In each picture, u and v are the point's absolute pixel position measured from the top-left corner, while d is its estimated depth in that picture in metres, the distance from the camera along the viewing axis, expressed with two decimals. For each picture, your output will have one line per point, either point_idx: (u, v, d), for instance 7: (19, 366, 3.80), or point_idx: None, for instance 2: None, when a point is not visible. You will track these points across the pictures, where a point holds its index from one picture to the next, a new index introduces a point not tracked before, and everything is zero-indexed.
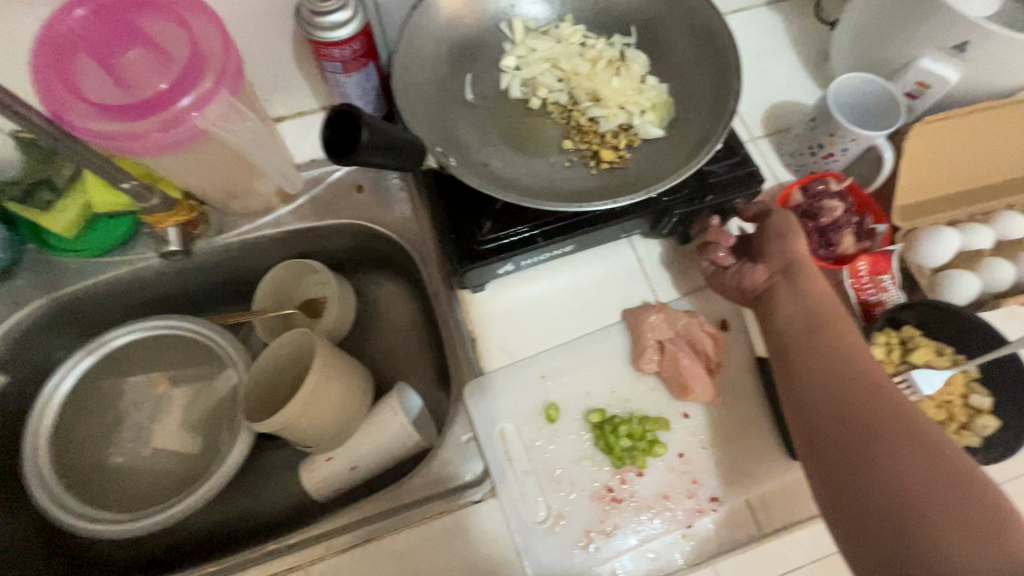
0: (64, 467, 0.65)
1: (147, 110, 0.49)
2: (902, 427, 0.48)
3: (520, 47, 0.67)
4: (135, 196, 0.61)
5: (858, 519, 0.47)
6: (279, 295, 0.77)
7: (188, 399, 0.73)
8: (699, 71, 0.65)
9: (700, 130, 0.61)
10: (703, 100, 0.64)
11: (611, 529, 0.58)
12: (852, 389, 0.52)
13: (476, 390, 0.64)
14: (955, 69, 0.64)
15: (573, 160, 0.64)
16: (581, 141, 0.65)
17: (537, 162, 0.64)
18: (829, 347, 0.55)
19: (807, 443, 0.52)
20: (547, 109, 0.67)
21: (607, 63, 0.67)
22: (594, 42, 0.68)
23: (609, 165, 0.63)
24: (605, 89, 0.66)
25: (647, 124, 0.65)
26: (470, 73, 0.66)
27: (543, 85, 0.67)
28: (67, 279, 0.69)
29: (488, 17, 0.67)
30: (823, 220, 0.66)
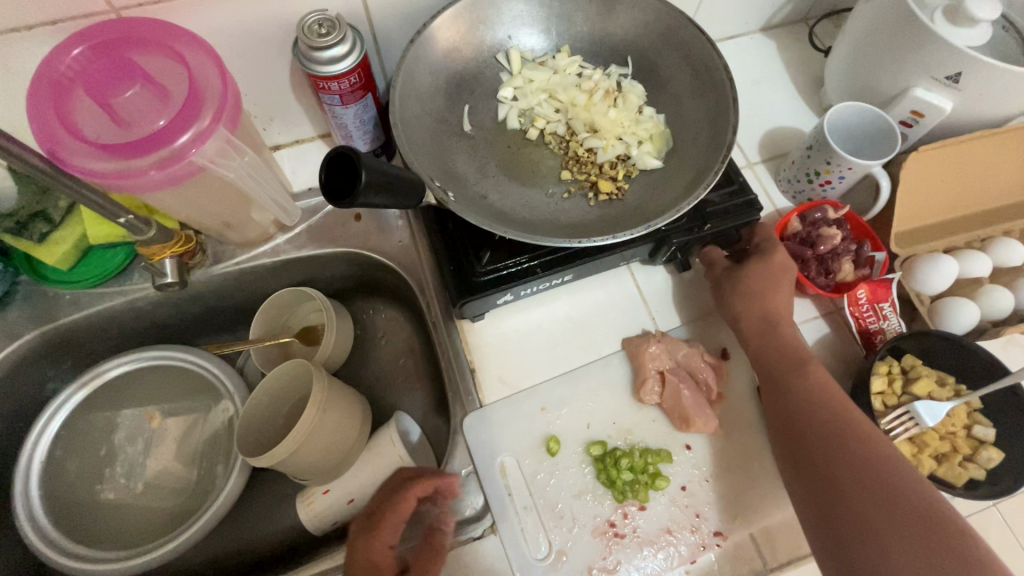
0: (55, 503, 0.64)
1: (144, 148, 0.49)
2: (864, 446, 0.51)
3: (518, 78, 0.67)
4: (131, 229, 0.60)
5: (816, 526, 0.51)
6: (276, 323, 0.76)
7: (183, 431, 0.72)
8: (696, 102, 0.65)
9: (697, 161, 0.62)
10: (699, 130, 0.64)
11: (614, 565, 0.57)
12: (838, 433, 0.52)
13: (475, 423, 0.63)
14: (948, 99, 0.65)
15: (571, 191, 0.64)
16: (579, 172, 0.65)
17: (535, 193, 0.64)
18: (816, 374, 0.57)
19: (782, 453, 0.56)
20: (544, 140, 0.67)
21: (605, 94, 0.68)
22: (591, 73, 0.69)
23: (607, 196, 0.63)
24: (602, 121, 0.67)
25: (644, 155, 0.65)
26: (468, 105, 0.66)
27: (540, 116, 0.67)
28: (60, 309, 0.68)
29: (486, 49, 0.68)
30: (823, 248, 0.66)
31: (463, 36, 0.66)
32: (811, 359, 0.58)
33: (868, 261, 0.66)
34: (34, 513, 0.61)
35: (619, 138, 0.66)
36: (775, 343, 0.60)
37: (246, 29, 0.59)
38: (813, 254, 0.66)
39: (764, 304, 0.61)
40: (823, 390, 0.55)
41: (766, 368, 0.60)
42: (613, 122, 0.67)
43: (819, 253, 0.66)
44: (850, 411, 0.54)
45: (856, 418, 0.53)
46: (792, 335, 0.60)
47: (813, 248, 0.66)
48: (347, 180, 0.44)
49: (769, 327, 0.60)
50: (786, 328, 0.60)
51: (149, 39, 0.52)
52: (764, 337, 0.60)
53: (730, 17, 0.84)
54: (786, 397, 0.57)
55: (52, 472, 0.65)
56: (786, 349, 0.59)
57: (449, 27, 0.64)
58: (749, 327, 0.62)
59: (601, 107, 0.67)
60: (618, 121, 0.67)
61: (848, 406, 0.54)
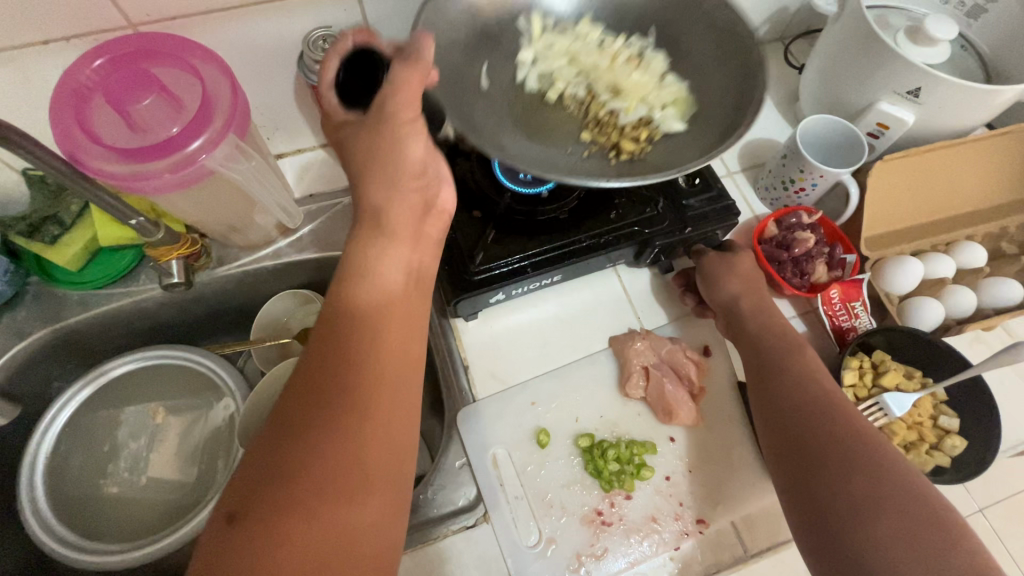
0: (59, 498, 0.66)
1: (158, 153, 0.52)
2: (858, 443, 0.51)
3: (538, 43, 0.69)
4: (141, 231, 0.63)
5: (814, 524, 0.49)
6: (274, 324, 0.78)
7: (184, 428, 0.74)
8: (719, 71, 0.66)
9: (716, 133, 0.62)
10: (718, 106, 0.64)
11: (601, 552, 0.60)
12: (826, 413, 0.54)
13: (468, 417, 0.66)
14: (910, 112, 0.70)
15: (591, 150, 0.64)
16: (598, 133, 0.65)
17: (554, 150, 0.63)
18: (800, 368, 0.59)
19: (776, 453, 0.55)
20: (563, 102, 0.67)
21: (626, 60, 0.69)
22: (613, 40, 0.70)
23: (630, 155, 0.63)
24: (625, 83, 0.67)
25: (668, 119, 0.65)
26: (485, 62, 0.66)
27: (560, 79, 0.68)
28: (67, 310, 0.70)
29: (510, 12, 0.69)
30: (797, 250, 0.70)
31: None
32: (797, 349, 0.61)
33: (838, 266, 0.70)
34: (39, 506, 0.63)
35: (642, 102, 0.66)
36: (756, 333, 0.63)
37: (255, 44, 0.64)
38: (787, 257, 0.70)
39: (741, 305, 0.65)
40: (808, 375, 0.58)
41: (748, 359, 0.63)
42: (637, 84, 0.67)
43: (792, 256, 0.70)
44: (836, 396, 0.56)
45: (842, 403, 0.55)
46: (774, 326, 0.63)
47: (787, 250, 0.70)
48: (354, 93, 0.52)
49: (747, 323, 0.64)
50: (759, 323, 0.64)
51: (167, 52, 0.55)
52: (747, 330, 0.64)
53: None
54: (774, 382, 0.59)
55: (56, 466, 0.67)
56: (773, 338, 0.62)
57: None
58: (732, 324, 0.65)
59: (625, 70, 0.68)
60: (640, 85, 0.67)
61: (833, 391, 0.56)
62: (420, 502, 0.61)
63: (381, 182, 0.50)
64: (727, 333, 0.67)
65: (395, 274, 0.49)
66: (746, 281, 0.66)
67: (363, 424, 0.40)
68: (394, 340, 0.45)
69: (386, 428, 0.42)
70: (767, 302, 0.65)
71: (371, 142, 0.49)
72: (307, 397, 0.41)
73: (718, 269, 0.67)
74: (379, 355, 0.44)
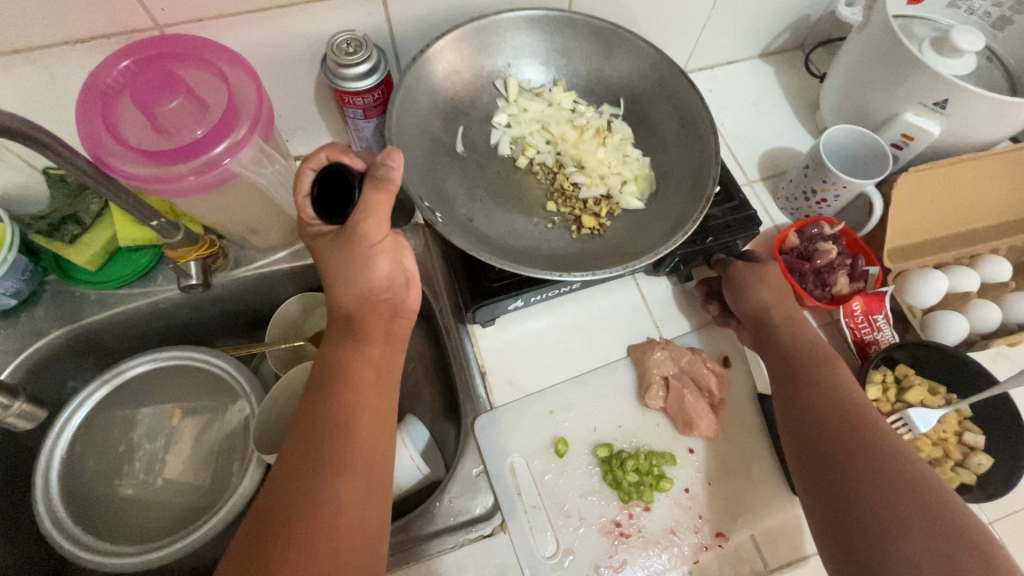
0: (75, 498, 0.66)
1: (183, 155, 0.52)
2: (885, 457, 0.50)
3: (513, 106, 0.71)
4: (161, 233, 0.63)
5: (839, 538, 0.49)
6: (289, 327, 0.78)
7: (198, 430, 0.73)
8: (680, 150, 0.69)
9: (680, 210, 0.65)
10: (682, 183, 0.67)
11: (620, 564, 0.59)
12: (853, 424, 0.53)
13: (486, 424, 0.65)
14: (936, 124, 0.69)
15: (555, 223, 0.67)
16: (563, 206, 0.68)
17: (521, 220, 0.67)
18: (827, 380, 0.58)
19: (800, 464, 0.55)
20: (533, 169, 0.71)
21: (595, 132, 0.72)
22: (584, 110, 0.73)
23: (590, 231, 0.66)
24: (589, 158, 0.70)
25: (628, 197, 0.68)
26: (462, 127, 0.70)
27: (531, 145, 0.71)
28: (85, 309, 0.70)
29: (486, 76, 0.71)
30: (819, 261, 0.69)
31: (477, 55, 0.70)
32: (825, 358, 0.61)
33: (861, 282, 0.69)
34: (54, 506, 0.63)
35: (604, 178, 0.69)
36: (781, 340, 0.63)
37: (278, 46, 0.63)
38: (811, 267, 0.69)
39: (762, 318, 0.64)
40: (834, 385, 0.57)
41: (774, 368, 0.63)
42: (600, 161, 0.70)
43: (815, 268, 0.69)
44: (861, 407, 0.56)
45: (867, 412, 0.55)
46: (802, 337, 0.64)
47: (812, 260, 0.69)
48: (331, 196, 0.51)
49: (774, 333, 0.63)
50: (783, 333, 0.63)
51: (191, 54, 0.55)
52: (773, 339, 0.63)
53: (729, 44, 0.89)
54: (800, 393, 0.58)
55: (72, 464, 0.67)
56: (799, 348, 0.62)
57: (450, 52, 0.67)
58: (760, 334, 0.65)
59: (590, 146, 0.71)
60: (604, 160, 0.70)
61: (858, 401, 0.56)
62: (437, 508, 0.61)
63: (350, 289, 0.51)
64: (753, 343, 0.66)
65: (369, 366, 0.50)
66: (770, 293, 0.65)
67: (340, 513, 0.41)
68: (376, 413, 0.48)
69: (362, 511, 0.43)
70: (791, 314, 0.65)
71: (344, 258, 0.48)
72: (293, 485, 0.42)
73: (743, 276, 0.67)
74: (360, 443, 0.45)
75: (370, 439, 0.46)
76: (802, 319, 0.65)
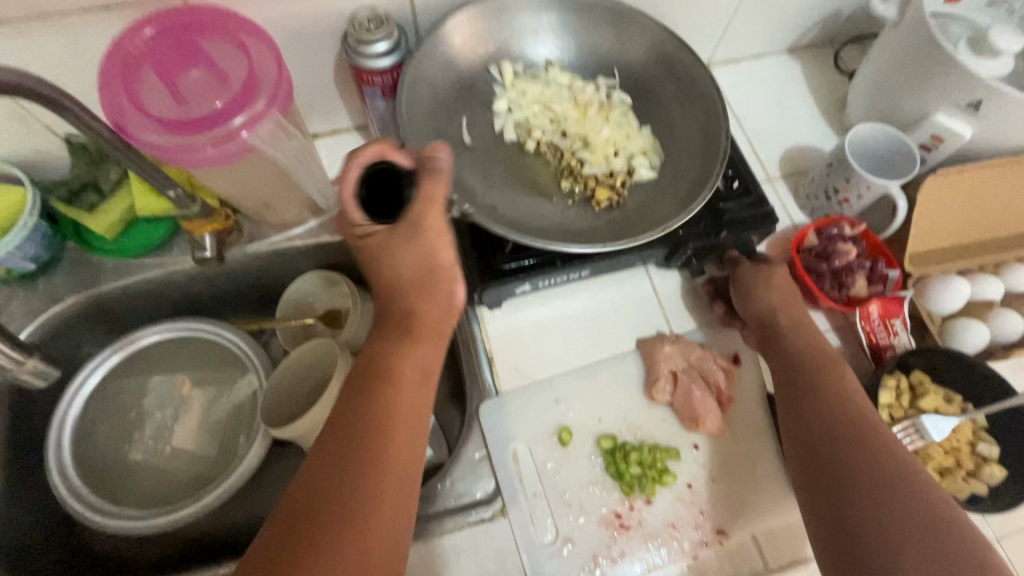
0: (85, 458, 0.67)
1: (203, 127, 0.52)
2: (893, 474, 0.49)
3: (511, 91, 0.69)
4: (178, 203, 0.63)
5: (839, 552, 0.48)
6: (299, 304, 0.78)
7: (207, 401, 0.74)
8: (684, 111, 0.68)
9: (692, 174, 0.64)
10: (691, 145, 0.66)
11: (618, 555, 0.59)
12: (859, 437, 0.52)
13: (490, 410, 0.65)
14: (967, 126, 0.67)
15: (573, 200, 0.65)
16: (576, 183, 0.66)
17: (539, 202, 0.65)
18: (836, 389, 0.57)
19: (803, 474, 0.54)
20: (541, 151, 0.68)
21: (597, 107, 0.70)
22: (582, 85, 0.70)
23: (608, 202, 0.65)
24: (596, 134, 0.68)
25: (640, 167, 0.66)
26: (464, 118, 0.68)
27: (535, 127, 0.68)
28: (101, 277, 0.71)
29: (477, 62, 0.69)
30: (837, 262, 0.68)
31: (473, 39, 0.68)
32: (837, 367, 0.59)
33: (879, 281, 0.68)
34: (64, 466, 0.65)
35: (612, 155, 0.67)
36: (793, 345, 0.62)
37: (300, 22, 0.63)
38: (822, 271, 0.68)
39: (774, 312, 0.64)
40: (844, 396, 0.56)
41: (780, 374, 0.62)
42: (608, 136, 0.68)
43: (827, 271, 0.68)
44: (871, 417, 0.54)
45: (875, 424, 0.53)
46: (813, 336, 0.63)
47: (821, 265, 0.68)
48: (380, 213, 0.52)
49: (781, 338, 0.63)
50: (789, 335, 0.62)
51: (213, 25, 0.55)
52: (780, 343, 0.62)
53: (756, 37, 0.87)
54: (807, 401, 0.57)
55: (84, 428, 0.68)
56: (808, 354, 0.61)
57: (442, 41, 0.65)
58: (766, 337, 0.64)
59: (596, 119, 0.69)
60: (612, 138, 0.68)
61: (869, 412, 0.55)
62: (437, 489, 0.61)
63: (385, 271, 0.49)
64: (758, 345, 0.66)
65: (410, 365, 0.48)
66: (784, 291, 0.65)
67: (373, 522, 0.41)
68: (414, 417, 0.47)
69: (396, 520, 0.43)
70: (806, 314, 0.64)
71: (404, 255, 0.49)
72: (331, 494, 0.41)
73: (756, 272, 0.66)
74: (395, 446, 0.45)
75: (404, 443, 0.45)
76: (810, 320, 0.64)
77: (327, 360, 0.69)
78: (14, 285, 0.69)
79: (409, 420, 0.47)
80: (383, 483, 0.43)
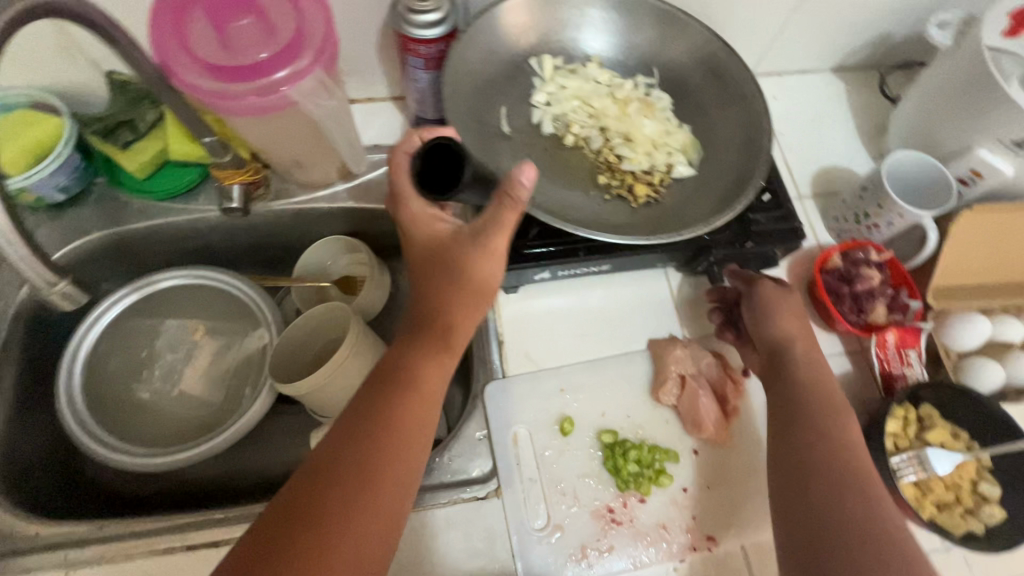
0: (94, 391, 0.68)
1: (245, 76, 0.53)
2: (875, 534, 0.48)
3: (550, 84, 0.67)
4: (211, 150, 0.64)
5: None
6: (316, 267, 0.78)
7: (217, 350, 0.75)
8: (724, 112, 0.66)
9: (728, 178, 0.62)
10: (729, 147, 0.64)
11: (606, 548, 0.59)
12: (848, 488, 0.51)
13: (496, 392, 0.65)
14: (1010, 164, 0.67)
15: (610, 196, 0.63)
16: (613, 179, 0.64)
17: (577, 196, 0.63)
18: (835, 434, 0.55)
19: (780, 512, 0.53)
20: (579, 146, 0.66)
21: (637, 104, 0.67)
22: (621, 82, 0.68)
23: (646, 199, 0.63)
24: (638, 132, 0.66)
25: (678, 164, 0.64)
26: (503, 107, 0.66)
27: (574, 121, 0.66)
28: (127, 216, 0.72)
29: (516, 54, 0.67)
30: (860, 286, 0.68)
31: (515, 29, 0.67)
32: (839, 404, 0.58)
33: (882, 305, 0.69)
34: (73, 394, 0.66)
35: (651, 153, 0.65)
36: (792, 369, 0.60)
37: None
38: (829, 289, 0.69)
39: (785, 338, 0.62)
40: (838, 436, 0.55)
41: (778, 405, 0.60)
42: (649, 135, 0.66)
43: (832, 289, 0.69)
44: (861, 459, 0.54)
45: (867, 477, 0.52)
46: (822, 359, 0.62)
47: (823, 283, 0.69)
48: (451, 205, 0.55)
49: (788, 367, 0.60)
50: (798, 367, 0.60)
51: None
52: (786, 374, 0.60)
53: (803, 52, 0.86)
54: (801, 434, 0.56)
55: (95, 359, 0.69)
56: (812, 384, 0.59)
57: (483, 29, 0.64)
58: (772, 364, 0.62)
59: (637, 117, 0.67)
60: (652, 135, 0.66)
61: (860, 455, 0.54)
62: (433, 462, 0.61)
63: (419, 243, 0.52)
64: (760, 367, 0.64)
65: (430, 374, 0.49)
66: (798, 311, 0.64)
67: (366, 530, 0.41)
68: (423, 425, 0.47)
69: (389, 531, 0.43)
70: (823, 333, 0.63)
71: (453, 246, 0.50)
72: (329, 493, 0.42)
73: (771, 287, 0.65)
74: (400, 455, 0.45)
75: (411, 453, 0.45)
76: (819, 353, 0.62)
77: (339, 324, 0.69)
78: (44, 212, 0.70)
79: (420, 430, 0.47)
80: (382, 491, 0.43)
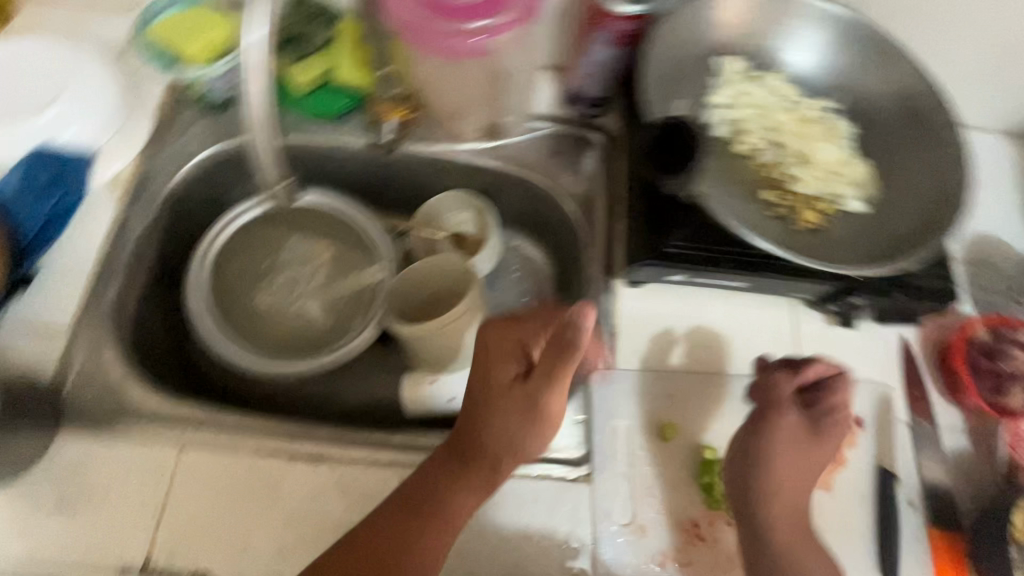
0: (219, 289, 0.72)
1: (453, 18, 0.57)
2: None
3: (732, 87, 0.66)
4: (381, 80, 0.72)
5: None
6: (433, 215, 0.77)
7: (328, 278, 0.77)
8: (910, 152, 0.63)
9: (909, 222, 0.59)
10: (910, 189, 0.61)
11: (687, 562, 0.58)
12: None
13: (601, 382, 0.65)
14: None
15: (775, 214, 0.62)
16: (780, 198, 0.62)
17: (741, 206, 0.61)
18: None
19: None
20: (749, 156, 0.65)
21: (818, 127, 0.65)
22: (805, 101, 0.66)
23: (811, 226, 0.61)
24: (815, 155, 0.64)
25: (849, 197, 0.62)
26: (681, 101, 0.65)
27: (749, 131, 0.65)
28: (277, 129, 0.74)
29: (704, 51, 0.66)
30: (1005, 365, 0.65)
31: (708, 24, 0.66)
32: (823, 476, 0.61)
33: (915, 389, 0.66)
34: (201, 288, 0.70)
35: (826, 179, 0.62)
36: (765, 487, 0.60)
37: None
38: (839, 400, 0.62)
39: (772, 478, 0.60)
40: (800, 517, 0.59)
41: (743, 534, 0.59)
42: (826, 160, 0.64)
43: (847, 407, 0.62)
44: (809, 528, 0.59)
45: None
46: (816, 452, 0.61)
47: (830, 396, 0.63)
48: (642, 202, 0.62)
49: (764, 502, 0.59)
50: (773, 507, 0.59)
51: None
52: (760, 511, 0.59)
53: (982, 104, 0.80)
54: (756, 520, 0.59)
55: (219, 259, 0.72)
56: (780, 477, 0.60)
57: (680, 19, 0.64)
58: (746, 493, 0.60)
59: (816, 139, 0.65)
60: (829, 161, 0.63)
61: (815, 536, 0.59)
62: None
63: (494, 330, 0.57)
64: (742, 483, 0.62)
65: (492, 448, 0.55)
66: (786, 430, 0.62)
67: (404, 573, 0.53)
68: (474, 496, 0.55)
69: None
70: None
71: (520, 344, 0.55)
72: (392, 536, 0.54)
73: (770, 386, 0.63)
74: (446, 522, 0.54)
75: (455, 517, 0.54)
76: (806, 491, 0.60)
77: (447, 277, 0.69)
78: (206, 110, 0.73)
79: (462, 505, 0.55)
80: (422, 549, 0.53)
